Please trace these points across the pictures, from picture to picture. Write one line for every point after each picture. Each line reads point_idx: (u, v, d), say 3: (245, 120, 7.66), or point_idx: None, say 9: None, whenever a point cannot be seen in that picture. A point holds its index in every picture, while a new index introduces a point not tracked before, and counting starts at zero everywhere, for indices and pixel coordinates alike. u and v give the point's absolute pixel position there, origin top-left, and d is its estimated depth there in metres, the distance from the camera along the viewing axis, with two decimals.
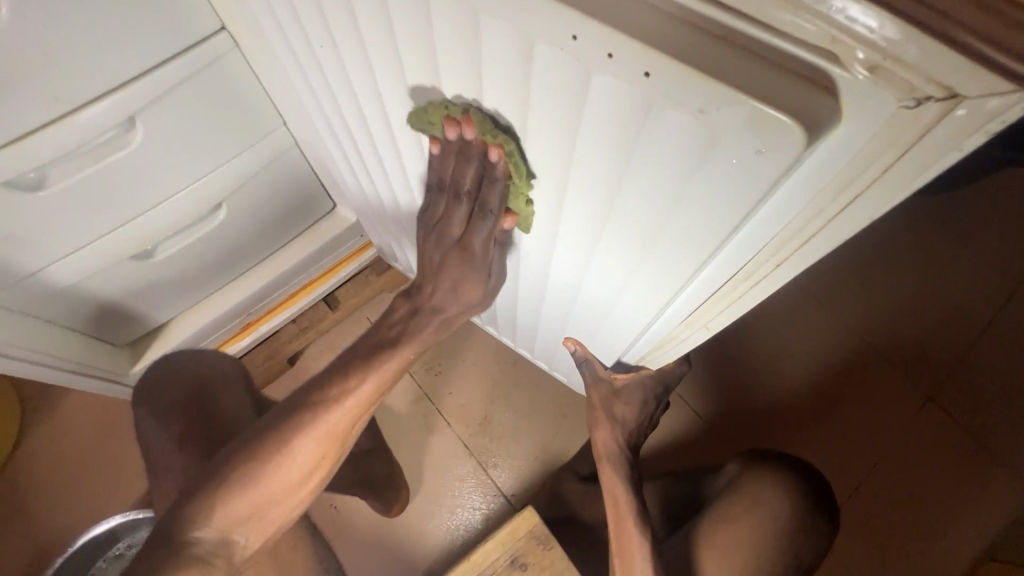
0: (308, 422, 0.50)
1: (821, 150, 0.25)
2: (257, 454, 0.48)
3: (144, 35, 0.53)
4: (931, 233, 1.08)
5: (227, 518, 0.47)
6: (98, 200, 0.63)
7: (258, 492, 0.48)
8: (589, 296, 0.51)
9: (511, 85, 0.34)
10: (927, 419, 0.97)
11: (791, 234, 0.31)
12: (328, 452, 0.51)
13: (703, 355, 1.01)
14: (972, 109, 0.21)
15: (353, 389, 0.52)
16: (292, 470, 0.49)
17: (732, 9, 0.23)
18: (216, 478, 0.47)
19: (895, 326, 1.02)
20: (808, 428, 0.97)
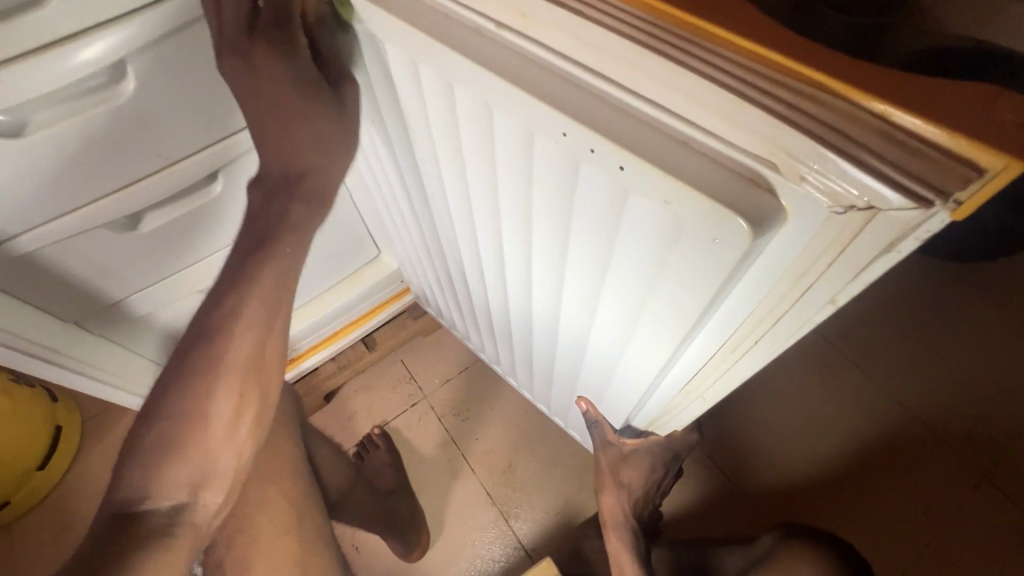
0: (218, 365, 0.45)
1: (772, 241, 0.28)
2: (172, 417, 0.44)
3: (235, 106, 0.63)
4: (980, 303, 1.03)
5: (177, 480, 0.44)
6: (178, 241, 0.73)
7: (196, 448, 0.44)
8: (597, 355, 0.54)
9: (516, 164, 0.39)
10: (979, 504, 0.89)
11: (763, 314, 0.33)
12: (252, 390, 0.47)
13: (726, 416, 0.99)
14: (892, 219, 0.23)
15: (239, 316, 0.45)
16: (220, 418, 0.45)
17: (686, 119, 0.27)
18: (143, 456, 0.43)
19: (942, 402, 0.96)
20: (843, 503, 0.92)
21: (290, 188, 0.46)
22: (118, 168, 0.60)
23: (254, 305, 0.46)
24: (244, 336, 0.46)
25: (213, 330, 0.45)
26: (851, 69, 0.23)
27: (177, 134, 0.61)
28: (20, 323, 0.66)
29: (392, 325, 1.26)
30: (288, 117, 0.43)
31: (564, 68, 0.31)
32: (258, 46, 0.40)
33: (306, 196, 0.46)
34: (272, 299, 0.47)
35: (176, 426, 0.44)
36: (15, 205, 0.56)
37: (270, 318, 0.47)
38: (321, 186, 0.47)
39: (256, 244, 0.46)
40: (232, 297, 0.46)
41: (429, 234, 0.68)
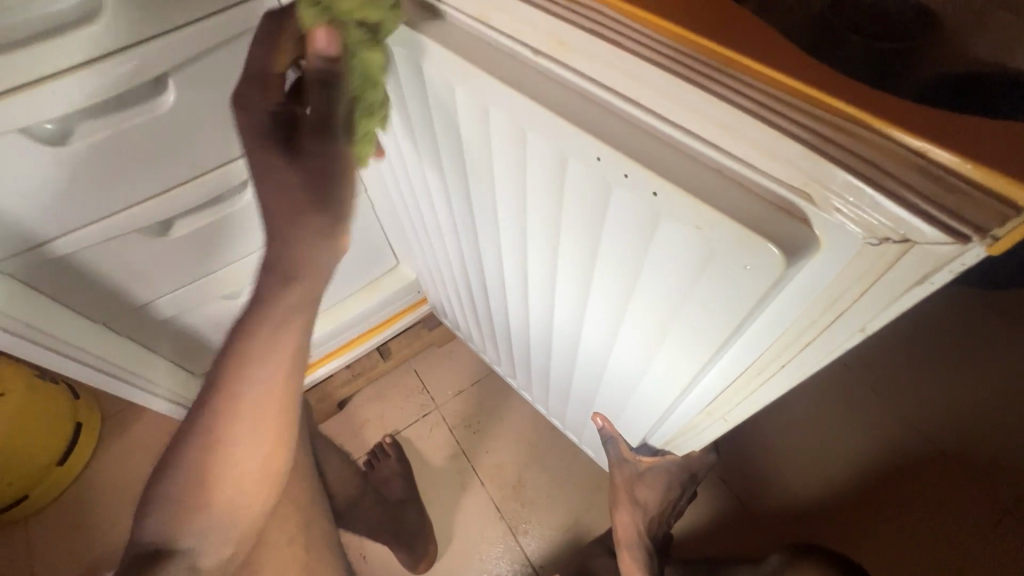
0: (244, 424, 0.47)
1: (804, 269, 0.28)
2: (198, 473, 0.46)
3: None
4: (1005, 330, 1.02)
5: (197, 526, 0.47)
6: (205, 247, 0.75)
7: (219, 500, 0.47)
8: (616, 372, 0.54)
9: (547, 185, 0.40)
10: (1005, 538, 0.86)
11: (792, 338, 0.34)
12: (272, 444, 0.50)
13: (739, 438, 0.98)
14: (928, 253, 0.24)
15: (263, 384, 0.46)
16: (245, 471, 0.48)
17: (723, 149, 0.28)
18: (172, 509, 0.46)
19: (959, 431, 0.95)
20: (861, 532, 0.90)
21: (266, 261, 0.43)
22: (157, 175, 0.62)
23: (268, 367, 0.46)
24: (258, 393, 0.47)
25: (229, 387, 0.46)
26: (887, 106, 0.23)
27: (214, 143, 0.63)
28: (54, 324, 0.68)
29: (407, 335, 1.27)
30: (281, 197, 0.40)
31: (599, 94, 0.32)
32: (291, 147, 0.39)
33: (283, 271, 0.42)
34: (286, 361, 0.47)
35: (193, 477, 0.46)
36: (55, 209, 0.59)
37: (284, 376, 0.48)
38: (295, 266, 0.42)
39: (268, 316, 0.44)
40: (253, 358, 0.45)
41: (451, 248, 0.69)
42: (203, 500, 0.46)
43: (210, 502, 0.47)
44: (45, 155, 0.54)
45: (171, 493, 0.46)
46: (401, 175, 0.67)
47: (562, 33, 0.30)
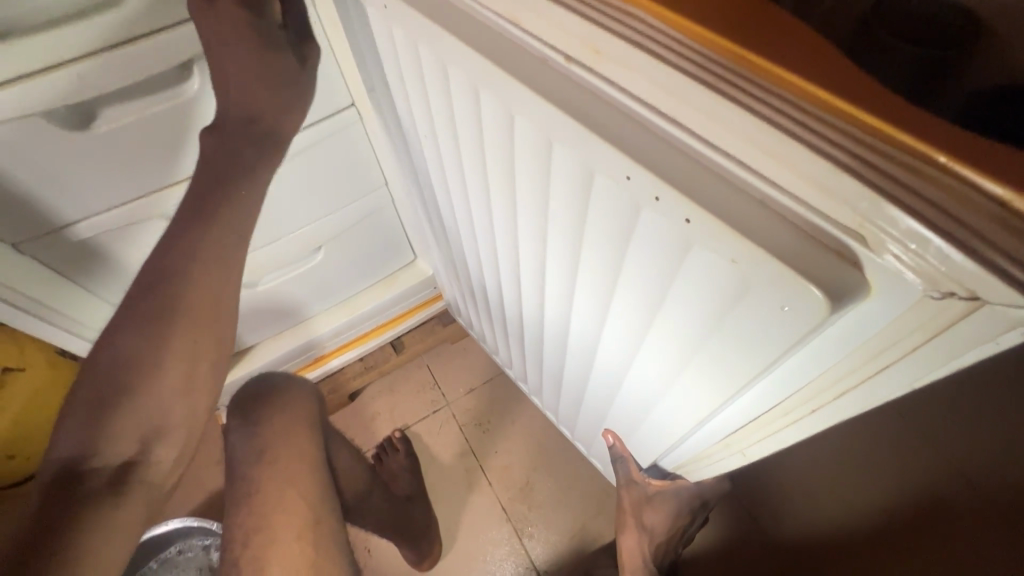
0: (177, 310, 0.46)
1: (848, 315, 0.26)
2: (126, 368, 0.45)
3: None
4: None
5: (126, 435, 0.45)
6: None
7: (145, 398, 0.45)
8: (633, 392, 0.52)
9: (572, 199, 0.38)
10: None
11: (827, 384, 0.31)
12: (206, 339, 0.48)
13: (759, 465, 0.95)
14: (998, 314, 0.21)
15: (194, 273, 0.46)
16: (172, 373, 0.46)
17: (769, 180, 0.25)
18: (97, 409, 0.44)
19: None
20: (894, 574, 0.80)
21: (242, 132, 0.47)
22: (178, 164, 0.63)
23: (204, 256, 0.46)
24: (194, 283, 0.46)
25: (162, 283, 0.46)
26: (972, 143, 0.19)
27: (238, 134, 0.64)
28: (69, 302, 0.70)
29: (421, 329, 1.26)
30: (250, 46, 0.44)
31: (637, 110, 0.29)
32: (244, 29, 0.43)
33: (256, 138, 0.47)
34: (220, 259, 0.47)
35: (131, 371, 0.45)
36: (80, 192, 0.60)
37: (220, 274, 0.47)
38: (270, 128, 0.48)
39: (207, 189, 0.46)
40: (193, 229, 0.46)
41: (469, 250, 0.67)
42: (133, 396, 0.45)
43: (141, 399, 0.45)
44: (70, 138, 0.55)
45: (97, 393, 0.44)
46: (421, 172, 0.66)
47: (597, 39, 0.28)
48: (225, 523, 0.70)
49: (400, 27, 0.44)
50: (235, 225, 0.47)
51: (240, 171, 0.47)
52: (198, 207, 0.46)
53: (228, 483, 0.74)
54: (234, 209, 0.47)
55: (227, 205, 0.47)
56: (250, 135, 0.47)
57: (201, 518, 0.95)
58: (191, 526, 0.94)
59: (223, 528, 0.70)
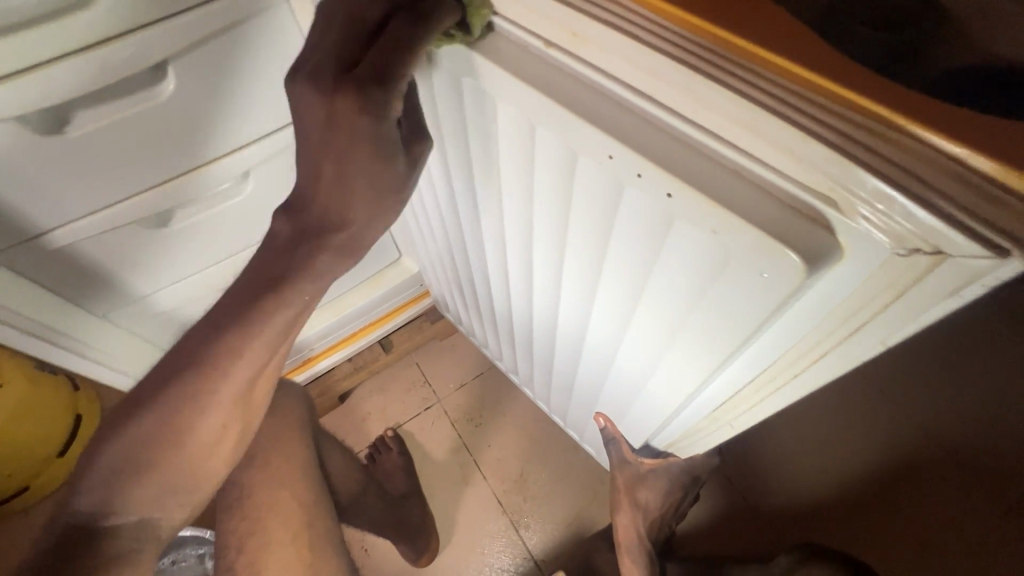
0: (212, 391, 0.44)
1: (822, 278, 0.27)
2: (159, 436, 0.45)
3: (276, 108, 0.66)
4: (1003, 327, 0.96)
5: (145, 499, 0.46)
6: (200, 240, 0.77)
7: (170, 466, 0.46)
8: (622, 373, 0.53)
9: (556, 183, 0.39)
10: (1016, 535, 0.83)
11: (807, 347, 0.33)
12: (237, 412, 0.48)
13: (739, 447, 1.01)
14: (957, 266, 0.22)
15: (240, 363, 0.44)
16: (203, 439, 0.47)
17: (745, 151, 0.26)
18: (124, 470, 0.45)
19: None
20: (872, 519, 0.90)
21: (313, 243, 0.40)
22: (157, 168, 0.63)
23: (253, 351, 0.43)
24: (235, 373, 0.44)
25: (208, 361, 0.43)
26: (938, 111, 0.21)
27: (217, 133, 0.64)
28: (49, 312, 0.69)
29: (409, 328, 1.27)
30: (371, 143, 0.35)
31: (616, 91, 0.30)
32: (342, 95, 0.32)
33: (338, 247, 0.40)
34: (267, 351, 0.44)
35: (161, 440, 0.45)
36: (58, 199, 0.59)
37: (262, 363, 0.45)
38: (355, 240, 0.40)
39: (266, 285, 0.41)
40: (241, 325, 0.42)
41: (455, 242, 0.68)
42: (160, 464, 0.46)
43: (167, 464, 0.46)
44: (44, 144, 0.55)
45: (119, 454, 0.45)
46: None
47: (576, 23, 0.29)
48: (221, 528, 0.70)
49: None
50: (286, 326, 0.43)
51: (306, 280, 0.41)
52: (253, 297, 0.42)
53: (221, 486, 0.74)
54: (293, 313, 0.43)
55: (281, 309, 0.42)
56: (324, 243, 0.40)
57: (194, 527, 0.95)
58: (184, 535, 0.94)
59: (218, 534, 0.70)
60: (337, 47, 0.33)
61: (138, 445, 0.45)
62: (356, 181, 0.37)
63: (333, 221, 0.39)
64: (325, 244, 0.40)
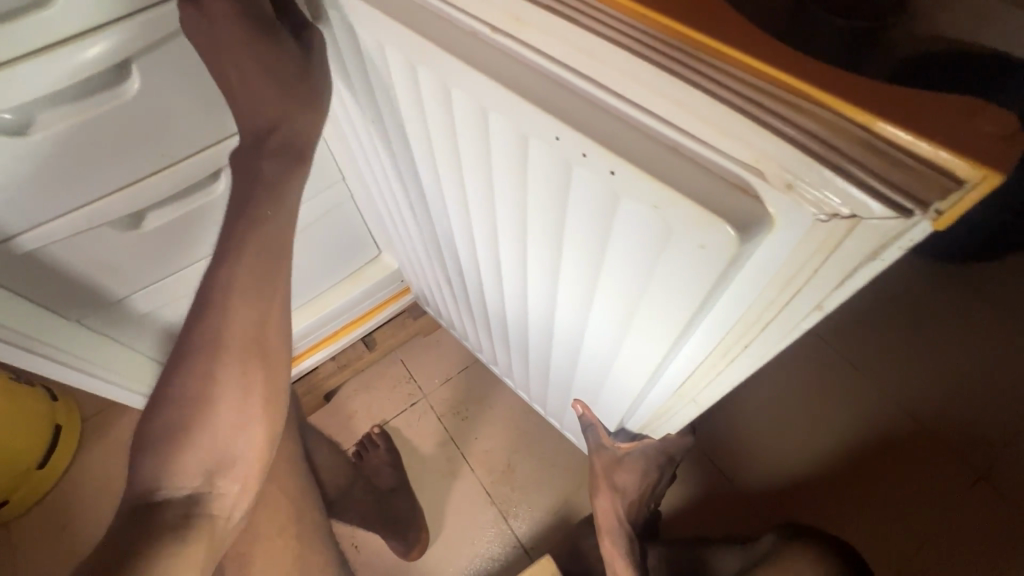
0: (224, 334, 0.44)
1: (757, 247, 0.28)
2: (185, 398, 0.43)
3: None
4: (912, 311, 1.19)
5: (189, 470, 0.43)
6: (178, 240, 0.77)
7: (204, 434, 0.43)
8: (592, 354, 0.54)
9: (513, 169, 0.40)
10: (931, 478, 1.04)
11: (754, 318, 0.34)
12: (258, 365, 0.46)
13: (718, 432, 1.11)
14: (871, 228, 0.23)
15: (237, 293, 0.45)
16: (230, 400, 0.44)
17: (678, 128, 0.27)
18: (157, 441, 0.42)
19: (925, 386, 1.11)
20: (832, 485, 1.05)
21: (260, 148, 0.46)
22: (124, 168, 0.63)
23: (245, 281, 0.45)
24: (239, 308, 0.45)
25: (214, 305, 0.45)
26: (865, 91, 0.22)
27: (184, 132, 0.64)
28: (24, 319, 0.69)
29: (392, 325, 1.27)
30: (247, 31, 0.42)
31: (561, 74, 0.31)
32: (232, 2, 0.42)
33: (281, 147, 0.46)
34: (260, 280, 0.46)
35: (188, 404, 0.43)
36: (25, 202, 0.59)
37: (262, 299, 0.46)
38: (291, 140, 0.47)
39: (239, 210, 0.46)
40: (230, 251, 0.45)
41: (428, 235, 0.69)
42: (195, 432, 0.43)
43: (201, 432, 0.43)
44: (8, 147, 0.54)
45: (158, 429, 0.42)
46: (379, 166, 0.66)
47: (520, 10, 0.29)
48: None
49: (337, 13, 0.44)
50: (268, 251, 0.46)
51: (274, 194, 0.46)
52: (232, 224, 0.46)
53: None
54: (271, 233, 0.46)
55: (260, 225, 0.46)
56: (271, 150, 0.46)
57: None
58: None
59: None
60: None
61: (168, 414, 0.43)
62: (269, 93, 0.44)
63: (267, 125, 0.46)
64: (271, 146, 0.46)
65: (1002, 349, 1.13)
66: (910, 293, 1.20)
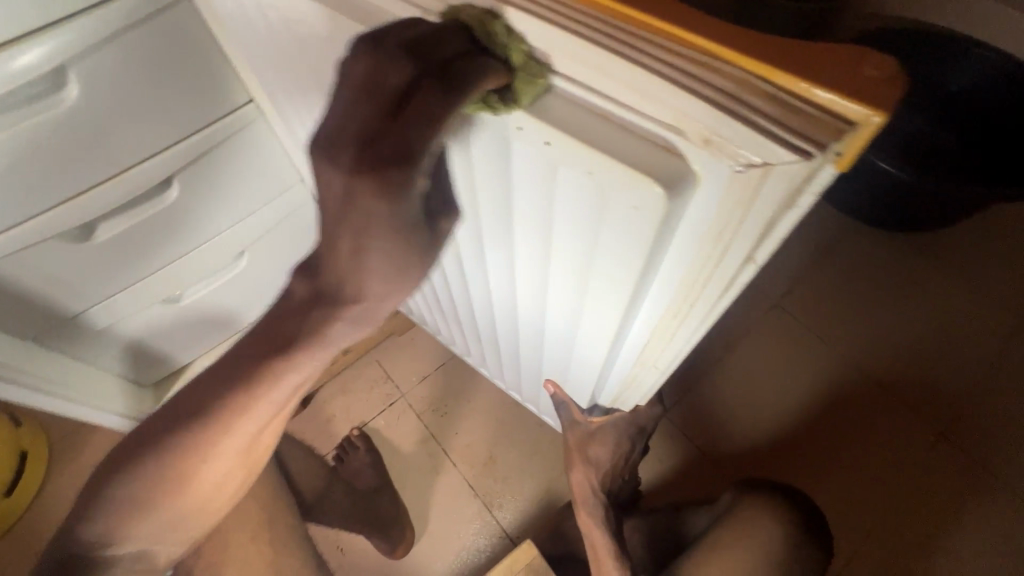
0: (221, 436, 0.43)
1: (686, 204, 0.30)
2: (168, 474, 0.44)
3: (187, 106, 0.66)
4: (869, 278, 1.24)
5: (147, 530, 0.47)
6: (132, 253, 0.75)
7: (176, 502, 0.46)
8: (555, 333, 0.56)
9: (457, 151, 0.40)
10: (900, 436, 1.10)
11: (694, 276, 0.35)
12: (245, 452, 0.47)
13: (694, 406, 1.13)
14: (780, 173, 0.25)
15: (251, 414, 0.41)
16: (209, 478, 0.46)
17: (604, 94, 0.29)
18: (131, 501, 0.45)
19: (882, 349, 1.17)
20: (804, 450, 1.10)
21: (312, 307, 0.36)
22: (68, 179, 0.62)
23: (262, 407, 0.41)
24: (246, 421, 0.42)
25: (219, 408, 0.41)
26: (766, 46, 0.24)
27: (128, 139, 0.63)
28: None
29: (365, 326, 1.26)
30: (387, 219, 0.30)
31: None
32: (363, 170, 0.28)
33: (354, 318, 0.36)
34: (276, 402, 0.42)
35: (168, 481, 0.44)
36: None
37: (273, 414, 0.43)
38: (370, 311, 0.36)
39: (279, 335, 0.38)
40: (259, 367, 0.39)
41: None
42: (166, 503, 0.45)
43: (173, 501, 0.46)
44: None
45: (125, 498, 0.44)
46: None
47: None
48: None
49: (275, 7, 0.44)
50: (303, 376, 0.40)
51: (318, 350, 0.37)
52: (271, 340, 0.38)
53: None
54: (310, 367, 0.39)
55: (301, 363, 0.38)
56: (336, 309, 0.35)
57: None
58: None
59: None
60: (357, 122, 0.29)
61: (139, 491, 0.44)
62: (373, 264, 0.33)
63: (358, 290, 0.34)
64: (345, 311, 0.35)
65: (949, 310, 1.20)
66: (866, 262, 1.26)
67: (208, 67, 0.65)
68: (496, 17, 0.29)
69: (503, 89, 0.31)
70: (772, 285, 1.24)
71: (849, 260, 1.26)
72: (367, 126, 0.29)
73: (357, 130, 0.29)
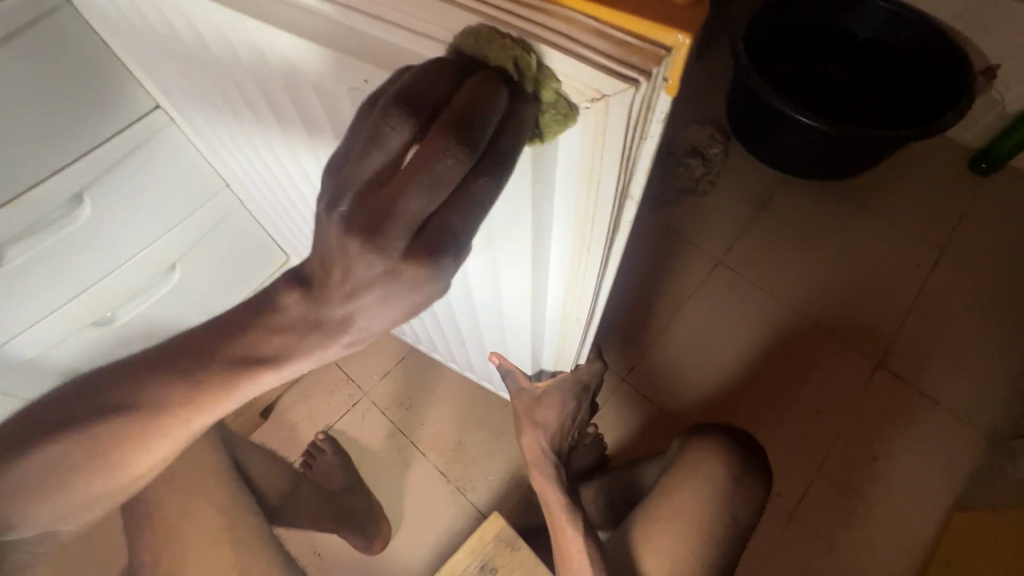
0: (166, 422, 0.39)
1: (554, 146, 0.32)
2: (96, 450, 0.40)
3: (87, 118, 0.64)
4: (798, 226, 1.31)
5: (55, 510, 0.43)
6: (46, 278, 0.72)
7: (95, 481, 0.42)
8: (484, 305, 0.57)
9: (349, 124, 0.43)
10: (841, 367, 1.18)
11: (583, 219, 0.37)
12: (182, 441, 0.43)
13: (649, 365, 1.18)
14: (618, 103, 0.28)
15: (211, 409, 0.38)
16: (138, 462, 0.42)
17: None
18: (46, 470, 0.41)
19: (816, 293, 1.24)
20: (753, 394, 1.16)
21: (285, 313, 0.34)
22: None
23: (225, 404, 0.38)
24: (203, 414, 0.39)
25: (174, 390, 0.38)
26: None
27: (26, 158, 0.61)
28: None
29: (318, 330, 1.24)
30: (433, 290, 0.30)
31: (367, 28, 0.33)
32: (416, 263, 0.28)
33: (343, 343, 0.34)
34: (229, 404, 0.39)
35: (95, 456, 0.41)
36: None
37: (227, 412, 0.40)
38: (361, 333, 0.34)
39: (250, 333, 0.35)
40: (223, 360, 0.36)
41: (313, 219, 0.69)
42: (85, 481, 0.42)
43: (91, 480, 0.42)
44: None
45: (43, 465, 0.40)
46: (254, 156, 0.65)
47: None
48: (133, 546, 0.70)
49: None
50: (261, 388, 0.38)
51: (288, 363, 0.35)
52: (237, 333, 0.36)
53: (125, 511, 0.72)
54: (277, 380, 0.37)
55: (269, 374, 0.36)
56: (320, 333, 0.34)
57: None
58: None
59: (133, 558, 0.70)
60: (419, 213, 0.27)
61: (57, 463, 0.40)
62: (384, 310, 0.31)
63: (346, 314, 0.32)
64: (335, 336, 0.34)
65: (875, 250, 1.28)
66: (798, 213, 1.32)
67: (100, 77, 0.63)
68: (525, 49, 0.28)
69: (528, 112, 0.30)
70: (714, 244, 1.29)
71: (780, 213, 1.32)
72: (426, 211, 0.27)
73: (416, 214, 0.27)
